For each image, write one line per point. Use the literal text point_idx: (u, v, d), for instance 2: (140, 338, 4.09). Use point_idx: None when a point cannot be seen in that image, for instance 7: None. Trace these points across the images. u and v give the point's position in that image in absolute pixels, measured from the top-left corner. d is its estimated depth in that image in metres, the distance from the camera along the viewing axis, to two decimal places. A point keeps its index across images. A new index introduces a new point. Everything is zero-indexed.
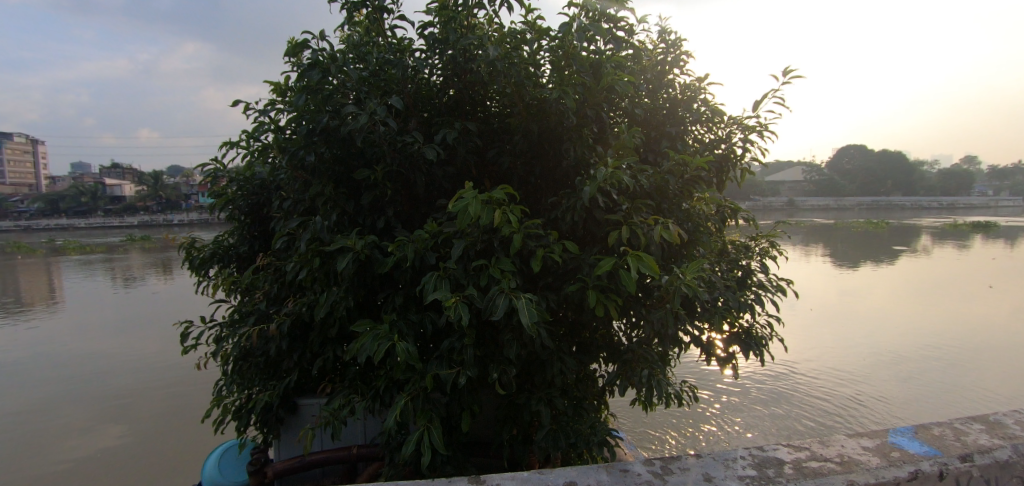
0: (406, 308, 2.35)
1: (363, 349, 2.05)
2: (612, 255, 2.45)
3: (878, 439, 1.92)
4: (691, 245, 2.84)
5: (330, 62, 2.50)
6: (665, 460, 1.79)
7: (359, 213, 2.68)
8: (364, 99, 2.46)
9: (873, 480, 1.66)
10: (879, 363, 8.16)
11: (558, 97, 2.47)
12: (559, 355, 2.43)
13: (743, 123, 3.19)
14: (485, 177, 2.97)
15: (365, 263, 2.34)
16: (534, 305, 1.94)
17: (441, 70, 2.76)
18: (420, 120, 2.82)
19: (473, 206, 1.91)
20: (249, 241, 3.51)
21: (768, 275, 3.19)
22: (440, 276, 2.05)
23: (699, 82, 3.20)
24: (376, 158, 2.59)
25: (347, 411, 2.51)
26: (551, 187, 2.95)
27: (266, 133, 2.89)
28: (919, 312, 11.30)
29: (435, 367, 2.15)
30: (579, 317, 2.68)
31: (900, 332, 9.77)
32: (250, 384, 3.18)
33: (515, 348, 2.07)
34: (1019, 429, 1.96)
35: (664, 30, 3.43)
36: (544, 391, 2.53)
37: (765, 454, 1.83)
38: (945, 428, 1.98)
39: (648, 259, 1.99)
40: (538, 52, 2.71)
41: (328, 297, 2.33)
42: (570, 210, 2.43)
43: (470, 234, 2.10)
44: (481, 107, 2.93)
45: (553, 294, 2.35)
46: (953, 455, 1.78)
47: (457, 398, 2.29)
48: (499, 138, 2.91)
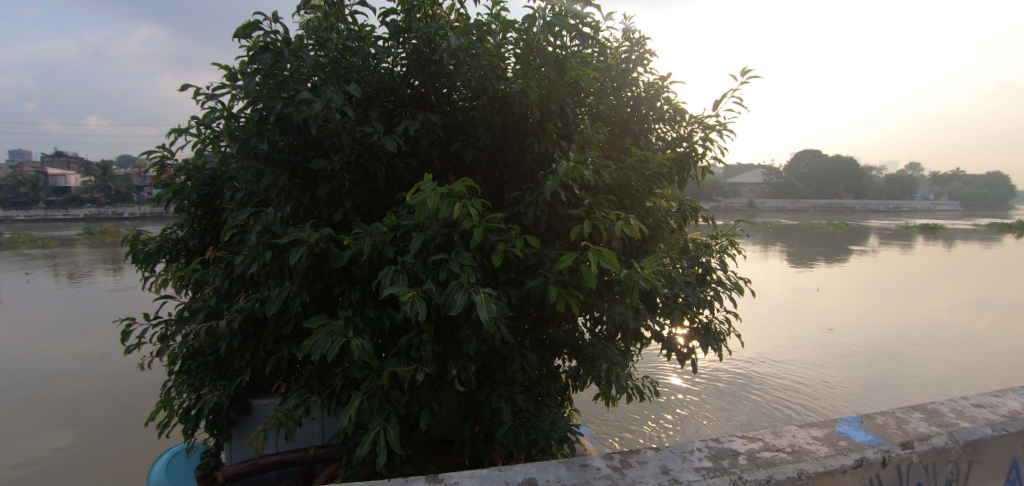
0: (363, 303, 2.27)
1: (315, 347, 1.97)
2: (574, 249, 2.45)
3: (827, 429, 1.98)
4: (652, 241, 2.86)
5: (284, 47, 2.40)
6: (624, 454, 1.79)
7: (315, 205, 2.57)
8: (321, 86, 2.36)
9: (822, 469, 1.71)
10: (830, 356, 8.54)
11: (522, 90, 2.44)
12: (520, 351, 2.42)
13: (704, 122, 3.25)
14: (448, 171, 2.91)
15: (321, 256, 2.24)
16: (493, 300, 1.90)
17: (404, 61, 2.69)
18: (381, 110, 2.73)
19: (432, 198, 1.87)
20: (199, 234, 3.34)
21: (727, 272, 3.25)
22: (398, 270, 1.99)
23: (662, 81, 3.24)
24: (333, 147, 2.50)
25: (302, 411, 2.41)
26: (515, 182, 2.92)
27: (218, 120, 2.75)
28: (867, 308, 11.88)
29: (392, 365, 2.09)
30: (541, 313, 2.67)
31: (849, 327, 10.24)
32: (200, 384, 3.02)
33: (475, 344, 2.03)
34: (954, 417, 2.07)
35: (629, 29, 3.46)
36: (506, 388, 2.51)
37: (720, 445, 1.86)
38: (888, 417, 2.07)
39: (608, 253, 1.98)
40: (503, 44, 2.66)
41: (281, 291, 2.23)
42: (532, 204, 2.41)
43: (430, 227, 2.06)
44: (444, 99, 2.87)
45: (515, 288, 2.33)
46: (896, 443, 1.86)
47: (416, 396, 2.24)
48: (464, 131, 2.85)
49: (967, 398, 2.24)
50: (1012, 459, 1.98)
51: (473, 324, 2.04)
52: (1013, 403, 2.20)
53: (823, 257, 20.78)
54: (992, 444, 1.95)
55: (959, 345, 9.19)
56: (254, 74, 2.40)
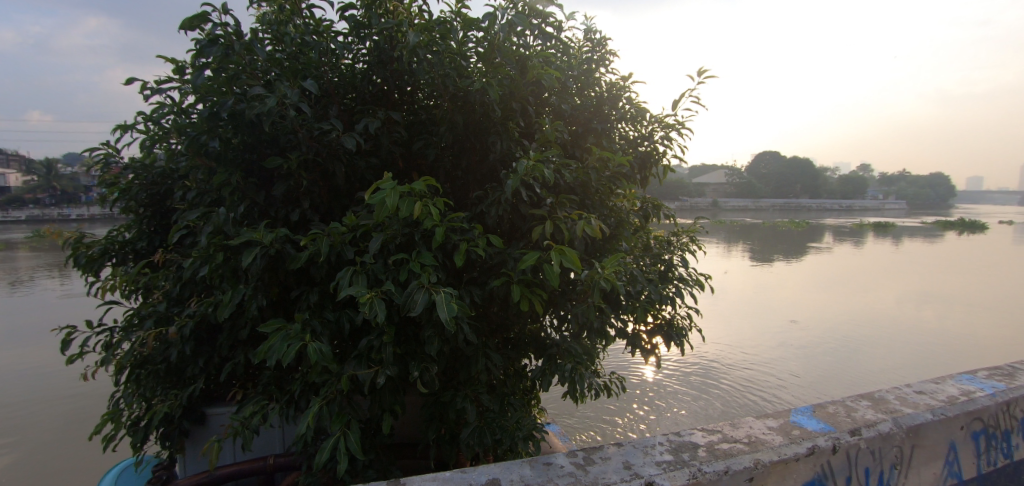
0: (321, 305, 2.20)
1: (270, 352, 1.89)
2: (537, 249, 2.45)
3: (782, 419, 2.05)
4: (614, 239, 2.90)
5: (237, 41, 2.32)
6: (587, 450, 1.80)
7: (271, 205, 2.49)
8: (275, 81, 2.29)
9: (777, 458, 1.76)
10: (788, 348, 8.87)
11: (482, 88, 2.42)
12: (484, 351, 2.40)
13: (664, 122, 3.32)
14: (410, 170, 2.87)
15: (278, 258, 2.17)
16: (454, 300, 1.88)
17: (365, 57, 2.63)
18: (340, 107, 2.66)
19: (391, 197, 1.83)
20: (148, 237, 3.17)
21: (687, 268, 3.32)
22: (357, 271, 1.94)
23: (624, 81, 3.29)
24: (290, 145, 2.43)
25: (260, 419, 2.31)
26: (478, 181, 2.91)
27: (167, 116, 2.62)
28: (822, 302, 12.40)
29: (352, 368, 2.03)
30: (505, 312, 2.66)
31: (806, 320, 10.66)
32: (150, 394, 2.88)
33: (437, 345, 1.99)
34: (898, 403, 2.17)
35: (590, 29, 3.50)
36: (471, 388, 2.49)
37: (681, 439, 1.89)
38: (838, 406, 2.16)
39: (570, 252, 1.99)
40: (465, 42, 2.64)
41: (235, 294, 2.14)
42: (494, 204, 2.40)
43: (390, 227, 2.02)
44: (407, 97, 2.82)
45: (478, 288, 2.32)
46: (845, 430, 1.93)
47: (377, 399, 2.19)
48: (427, 130, 2.81)
49: (909, 385, 2.37)
50: (951, 441, 2.09)
51: (435, 325, 2.01)
52: (950, 389, 2.33)
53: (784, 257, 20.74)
54: (933, 428, 2.06)
55: (905, 335, 9.70)
56: (204, 68, 2.32)
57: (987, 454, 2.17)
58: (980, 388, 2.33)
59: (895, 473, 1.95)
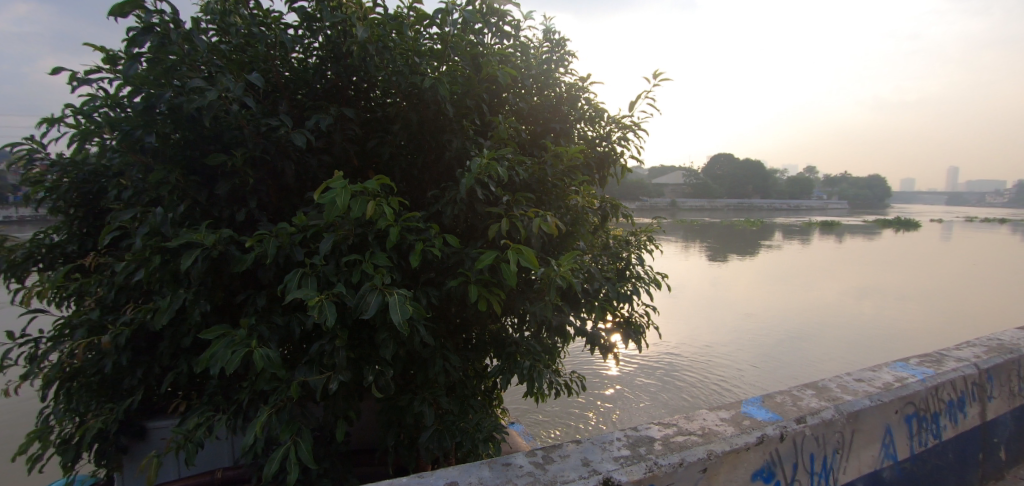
0: (269, 309, 2.11)
1: (212, 361, 1.80)
2: (494, 248, 2.43)
3: (733, 410, 2.11)
4: (571, 238, 2.92)
5: (175, 30, 2.18)
6: (546, 449, 1.80)
7: (214, 205, 2.36)
8: (216, 73, 2.18)
9: (728, 448, 1.81)
10: (742, 341, 9.20)
11: (433, 86, 2.39)
12: (442, 352, 2.37)
13: (621, 122, 3.37)
14: (364, 169, 2.79)
15: (222, 260, 2.06)
16: (409, 301, 1.83)
17: (316, 51, 2.55)
18: (290, 102, 2.56)
19: (342, 196, 1.77)
20: (80, 239, 2.94)
21: (644, 266, 3.38)
22: (306, 274, 1.87)
23: (582, 82, 3.32)
24: (235, 142, 2.31)
25: (204, 431, 2.18)
26: (435, 180, 2.87)
27: (99, 109, 2.44)
28: (773, 297, 12.94)
29: (303, 374, 1.95)
30: (464, 313, 2.63)
31: (758, 315, 11.09)
32: (83, 409, 2.68)
33: (392, 348, 1.94)
34: (840, 391, 2.28)
35: (549, 30, 3.52)
36: (429, 391, 2.44)
37: (638, 434, 1.92)
38: (785, 395, 2.25)
39: (527, 252, 1.98)
40: (420, 38, 2.60)
41: (174, 299, 2.01)
42: (450, 203, 2.37)
43: (342, 227, 1.95)
44: (362, 93, 2.73)
45: (434, 289, 2.28)
46: (791, 419, 2.02)
47: (331, 406, 2.11)
48: (382, 128, 2.75)
49: (849, 373, 2.49)
50: (887, 425, 2.22)
51: (390, 327, 1.96)
52: (886, 376, 2.47)
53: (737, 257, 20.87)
54: (870, 413, 2.18)
55: (847, 326, 10.28)
56: (139, 58, 2.17)
57: (919, 436, 2.31)
58: (912, 375, 2.48)
59: (838, 457, 2.05)
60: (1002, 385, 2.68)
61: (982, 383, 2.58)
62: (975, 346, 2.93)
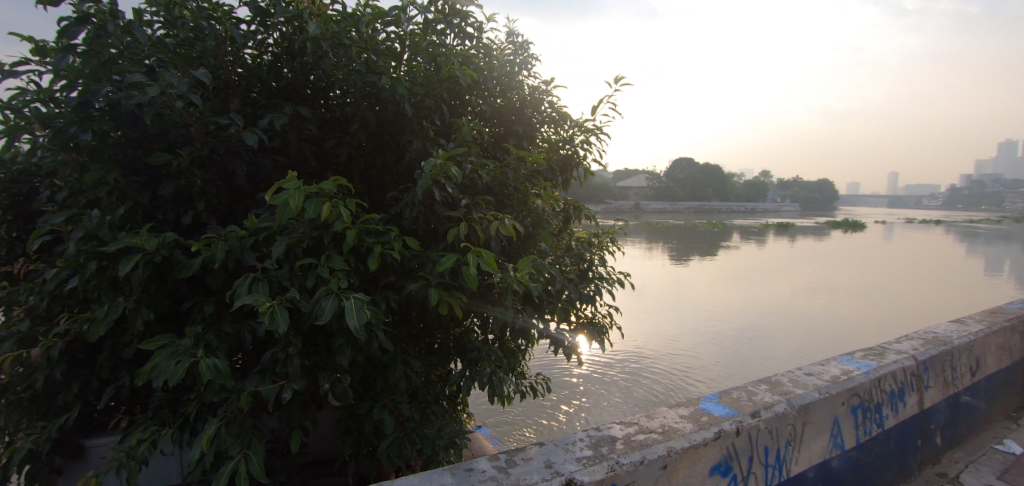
0: (218, 317, 2.00)
1: (155, 373, 1.70)
2: (455, 251, 2.41)
3: (692, 407, 2.16)
4: (533, 240, 2.93)
5: (113, 21, 2.05)
6: (509, 453, 1.79)
7: (158, 207, 2.23)
8: (160, 68, 2.07)
9: (687, 445, 1.85)
10: (703, 339, 9.43)
11: (391, 85, 2.37)
12: (402, 357, 2.32)
13: (583, 126, 3.41)
14: (321, 170, 2.71)
15: (166, 265, 1.95)
16: (366, 306, 1.79)
17: (270, 48, 2.46)
18: (242, 100, 2.45)
19: (296, 198, 1.72)
20: (8, 244, 2.73)
21: (606, 267, 3.41)
22: (257, 279, 1.79)
23: (546, 85, 3.33)
24: (181, 141, 2.19)
25: (148, 448, 2.05)
26: (395, 182, 2.82)
27: (29, 103, 2.27)
28: (732, 296, 13.33)
29: (255, 384, 1.87)
30: (425, 316, 2.59)
31: (718, 313, 11.41)
32: (10, 428, 2.47)
33: (349, 355, 1.88)
34: (791, 385, 2.37)
35: (513, 33, 3.52)
36: (389, 398, 2.39)
37: (600, 433, 1.93)
38: (741, 391, 2.31)
39: (486, 254, 1.97)
40: (378, 34, 2.56)
41: (113, 308, 1.89)
42: (409, 205, 2.34)
43: (296, 230, 1.88)
44: (320, 93, 2.63)
45: (394, 293, 2.23)
46: (746, 413, 2.08)
47: (285, 416, 2.03)
48: (340, 128, 2.68)
49: (800, 368, 2.60)
50: (835, 416, 2.31)
51: (347, 333, 1.90)
52: (833, 370, 2.59)
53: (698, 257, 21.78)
54: (819, 406, 2.27)
55: (799, 323, 10.73)
56: (72, 50, 2.03)
57: (863, 425, 2.42)
58: (857, 368, 2.61)
59: (790, 449, 2.12)
60: (937, 375, 2.86)
61: (919, 373, 2.74)
62: (913, 339, 3.11)
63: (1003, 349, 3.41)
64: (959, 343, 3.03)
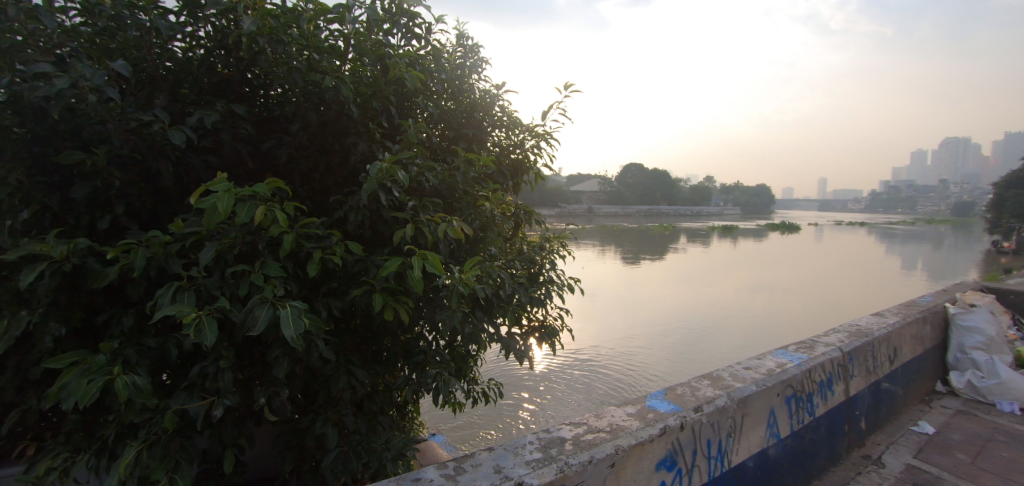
0: (139, 330, 1.85)
1: (63, 393, 1.55)
2: (400, 256, 2.35)
3: (639, 405, 2.20)
4: (483, 244, 2.90)
5: (16, 5, 1.87)
6: (457, 459, 1.75)
7: (70, 211, 2.04)
8: (71, 58, 1.90)
9: (634, 442, 1.88)
10: (653, 338, 9.70)
11: (335, 85, 2.29)
12: (345, 367, 2.23)
13: (533, 131, 3.43)
14: (257, 172, 2.57)
15: (78, 274, 1.78)
16: (303, 314, 1.71)
17: (201, 41, 2.32)
18: (169, 96, 2.29)
19: (225, 201, 1.62)
20: None
21: (557, 271, 3.43)
22: (182, 288, 1.67)
23: (496, 89, 3.33)
24: (98, 138, 2.02)
25: (58, 477, 1.86)
26: (339, 185, 2.73)
27: None
28: (679, 296, 13.82)
29: (181, 401, 1.74)
30: (370, 324, 2.51)
31: (666, 313, 11.77)
32: None
33: (287, 366, 1.79)
34: (731, 380, 2.47)
35: (462, 36, 3.49)
36: (333, 410, 2.29)
37: (550, 435, 1.92)
38: (685, 387, 2.39)
39: (432, 258, 1.94)
40: (320, 32, 2.45)
41: (15, 323, 1.71)
42: (352, 209, 2.27)
43: (226, 235, 1.77)
44: (258, 90, 2.49)
45: (336, 300, 2.15)
46: (690, 408, 2.14)
47: (216, 434, 1.90)
48: (279, 129, 2.56)
49: (739, 362, 2.71)
50: (771, 407, 2.43)
51: (284, 343, 1.81)
52: (769, 363, 2.72)
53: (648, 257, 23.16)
54: (757, 398, 2.38)
55: (740, 320, 11.25)
56: None
57: (796, 414, 2.55)
58: (790, 360, 2.75)
59: (730, 440, 2.21)
60: (861, 364, 3.07)
61: (845, 363, 2.92)
62: (840, 331, 3.32)
63: (917, 338, 3.71)
64: (879, 334, 3.27)
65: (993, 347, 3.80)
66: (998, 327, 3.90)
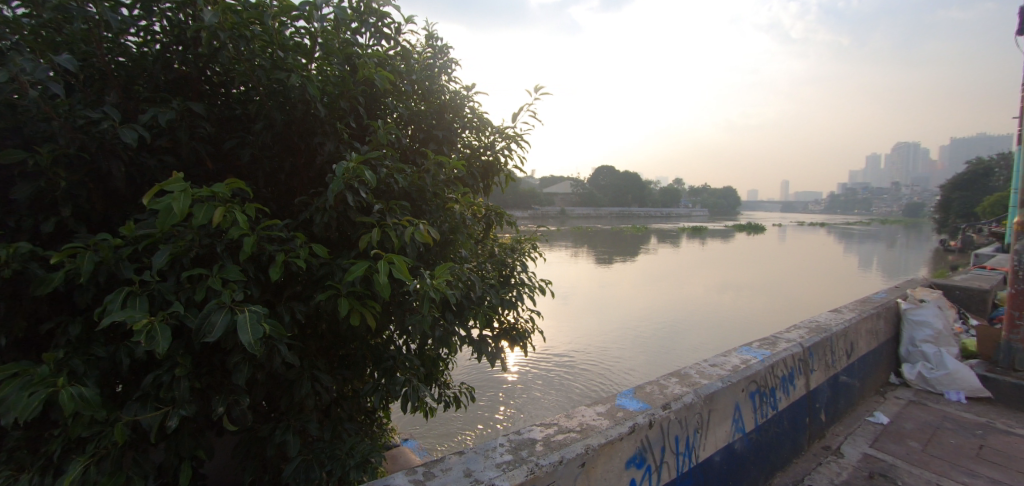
0: (88, 339, 1.76)
1: (2, 407, 1.45)
2: (367, 259, 2.31)
3: (609, 404, 2.21)
4: (453, 246, 2.88)
5: None
6: (427, 464, 1.72)
7: (10, 213, 1.92)
8: (12, 51, 1.79)
9: (604, 441, 1.90)
10: (624, 337, 9.84)
11: (301, 83, 2.23)
12: (310, 373, 2.17)
13: (504, 133, 3.42)
14: (218, 173, 2.48)
15: (18, 280, 1.68)
16: (263, 319, 1.66)
17: (158, 36, 2.22)
18: (122, 93, 2.18)
19: (180, 202, 1.56)
20: None
21: (528, 273, 3.43)
22: (133, 293, 1.60)
23: (467, 91, 3.31)
24: (42, 137, 1.91)
25: None
26: (304, 187, 2.66)
27: None
28: (649, 296, 14.07)
29: (133, 413, 1.66)
30: (336, 328, 2.45)
31: (637, 312, 11.95)
32: None
33: (247, 373, 1.73)
34: (698, 377, 2.52)
35: (432, 37, 3.47)
36: (297, 418, 2.23)
37: (521, 437, 1.91)
38: (653, 385, 2.42)
39: (399, 261, 1.91)
40: (285, 29, 2.38)
41: None
42: (318, 211, 2.21)
43: (182, 238, 1.70)
44: (218, 88, 2.40)
45: (301, 304, 2.09)
46: (658, 406, 2.17)
47: (171, 447, 1.82)
48: (241, 128, 2.48)
49: (706, 359, 2.77)
50: (736, 403, 2.49)
51: (244, 349, 1.75)
52: (734, 359, 2.79)
53: (620, 257, 23.91)
54: (722, 394, 2.43)
55: (708, 318, 11.53)
56: None
57: (760, 409, 2.62)
58: (754, 357, 2.82)
59: (697, 436, 2.25)
60: (820, 359, 3.18)
61: (805, 358, 3.02)
62: (800, 327, 3.44)
63: (872, 333, 3.87)
64: (837, 330, 3.39)
65: (941, 340, 4.01)
66: (944, 321, 4.11)
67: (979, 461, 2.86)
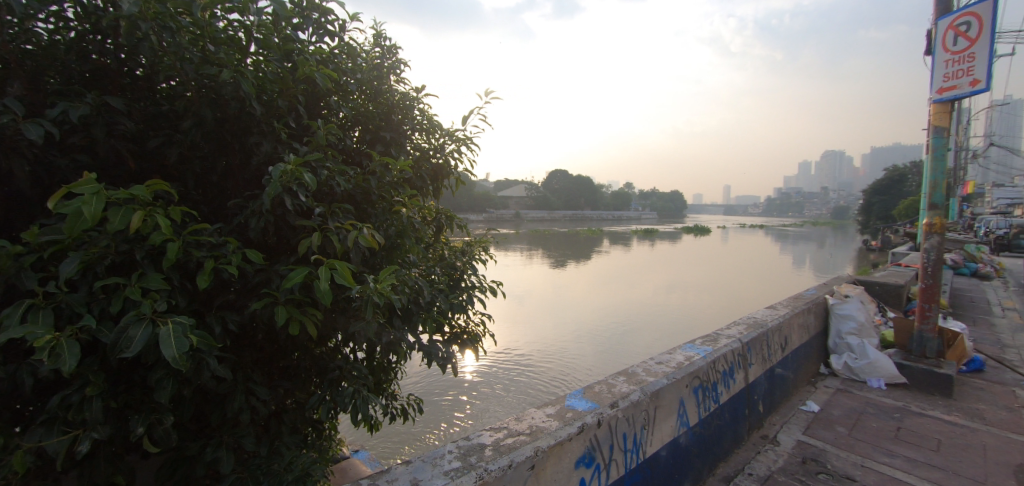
0: None
1: None
2: (307, 265, 2.21)
3: (558, 405, 2.22)
4: (401, 250, 2.80)
5: None
6: (372, 476, 1.66)
7: None
8: None
9: (553, 442, 1.90)
10: (578, 337, 9.98)
11: (234, 79, 2.11)
12: (244, 385, 2.05)
13: (454, 135, 3.38)
14: (141, 174, 2.30)
15: None
16: (188, 331, 1.55)
17: (72, 23, 2.04)
18: (27, 85, 1.99)
19: (91, 205, 1.43)
20: None
21: (479, 276, 3.39)
22: (36, 306, 1.45)
23: (416, 92, 3.25)
24: None
25: None
26: (239, 188, 2.51)
27: None
28: (603, 296, 14.36)
29: (36, 437, 1.50)
30: (274, 338, 2.33)
31: (590, 313, 12.16)
32: None
33: (170, 389, 1.61)
34: (644, 374, 2.58)
35: (380, 36, 3.38)
36: (229, 434, 2.09)
37: (469, 442, 1.88)
38: (602, 384, 2.45)
39: (341, 267, 1.84)
40: (216, 21, 2.24)
41: None
42: (253, 215, 2.09)
43: (95, 244, 1.56)
44: (142, 82, 2.23)
45: (233, 314, 1.97)
46: (606, 405, 2.20)
47: (82, 472, 1.66)
48: (170, 126, 2.31)
49: (652, 357, 2.84)
50: (680, 399, 2.56)
51: (167, 363, 1.62)
52: (678, 356, 2.88)
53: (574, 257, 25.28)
54: (667, 390, 2.49)
55: (658, 317, 11.88)
56: None
57: (703, 403, 2.71)
58: (697, 353, 2.92)
59: (644, 433, 2.29)
60: (758, 353, 3.34)
61: (744, 353, 3.16)
62: (739, 324, 3.59)
63: (803, 327, 4.11)
64: (772, 325, 3.58)
65: (863, 332, 4.31)
66: (866, 315, 4.43)
67: (896, 443, 3.09)
